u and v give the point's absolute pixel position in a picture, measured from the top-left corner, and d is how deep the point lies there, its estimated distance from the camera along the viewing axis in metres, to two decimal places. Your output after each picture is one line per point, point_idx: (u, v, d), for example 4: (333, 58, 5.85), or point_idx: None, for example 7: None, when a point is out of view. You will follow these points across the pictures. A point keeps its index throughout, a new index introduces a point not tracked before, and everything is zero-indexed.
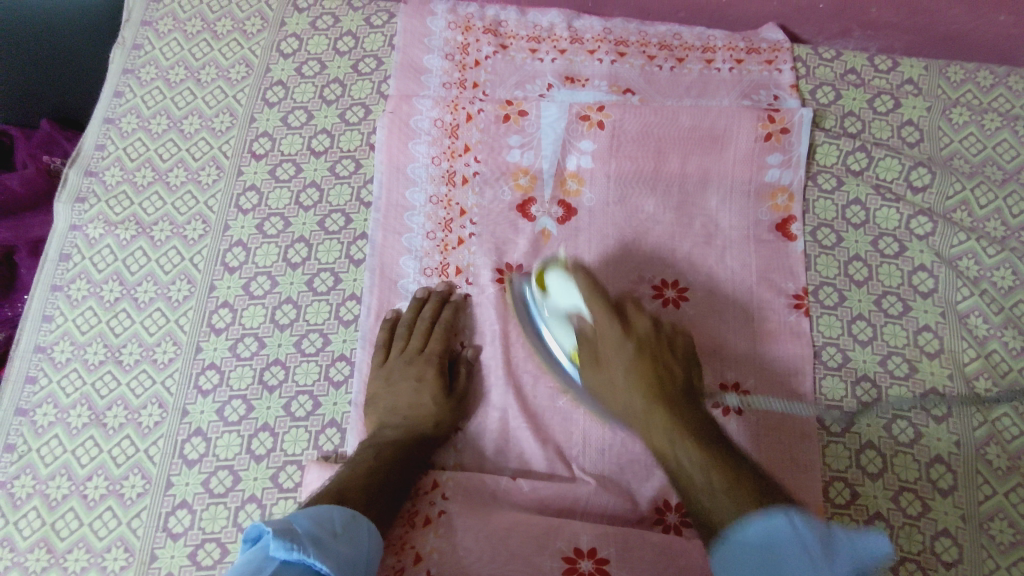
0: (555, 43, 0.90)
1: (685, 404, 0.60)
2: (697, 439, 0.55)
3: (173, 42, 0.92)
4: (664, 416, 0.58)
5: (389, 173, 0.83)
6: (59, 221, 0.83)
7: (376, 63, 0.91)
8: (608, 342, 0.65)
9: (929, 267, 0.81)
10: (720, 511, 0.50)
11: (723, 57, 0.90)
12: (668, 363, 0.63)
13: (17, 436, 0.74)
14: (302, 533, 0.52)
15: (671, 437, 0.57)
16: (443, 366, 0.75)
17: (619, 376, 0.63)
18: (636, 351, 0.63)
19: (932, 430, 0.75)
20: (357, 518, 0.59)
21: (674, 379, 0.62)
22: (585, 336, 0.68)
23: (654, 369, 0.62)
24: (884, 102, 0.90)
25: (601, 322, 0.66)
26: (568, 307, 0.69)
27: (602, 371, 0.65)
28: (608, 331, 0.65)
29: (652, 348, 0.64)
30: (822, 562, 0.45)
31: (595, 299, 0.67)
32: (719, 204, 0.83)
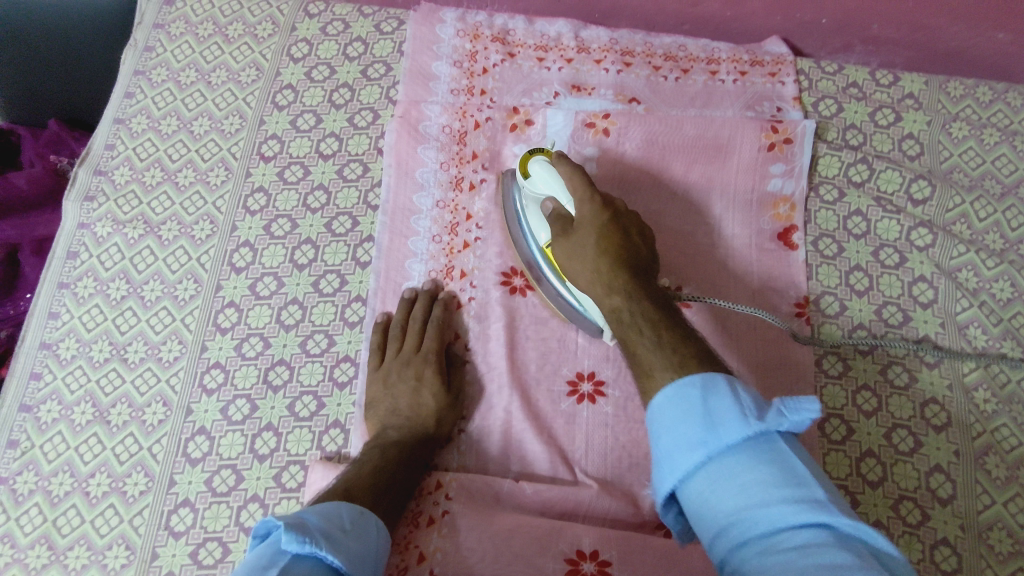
0: (562, 52, 0.91)
1: (645, 281, 0.63)
2: (653, 318, 0.58)
3: (185, 45, 0.93)
4: (625, 286, 0.61)
5: (397, 177, 0.84)
6: (68, 219, 0.83)
7: (385, 69, 0.92)
8: (580, 218, 0.67)
9: (929, 277, 0.82)
10: (661, 364, 0.52)
11: (728, 69, 0.91)
12: (635, 246, 0.66)
13: (20, 432, 0.74)
14: (312, 527, 0.52)
15: (628, 303, 0.60)
16: (440, 363, 0.75)
17: (587, 249, 0.65)
18: (605, 225, 0.66)
19: (932, 439, 0.75)
20: (362, 516, 0.59)
21: (639, 259, 0.65)
22: (560, 216, 0.70)
23: (620, 247, 0.65)
24: (885, 115, 0.91)
25: (576, 198, 0.68)
26: (545, 192, 0.71)
27: (571, 241, 0.67)
28: (582, 208, 0.68)
29: (621, 228, 0.67)
30: (751, 415, 0.45)
31: (572, 177, 0.69)
32: (722, 213, 0.84)
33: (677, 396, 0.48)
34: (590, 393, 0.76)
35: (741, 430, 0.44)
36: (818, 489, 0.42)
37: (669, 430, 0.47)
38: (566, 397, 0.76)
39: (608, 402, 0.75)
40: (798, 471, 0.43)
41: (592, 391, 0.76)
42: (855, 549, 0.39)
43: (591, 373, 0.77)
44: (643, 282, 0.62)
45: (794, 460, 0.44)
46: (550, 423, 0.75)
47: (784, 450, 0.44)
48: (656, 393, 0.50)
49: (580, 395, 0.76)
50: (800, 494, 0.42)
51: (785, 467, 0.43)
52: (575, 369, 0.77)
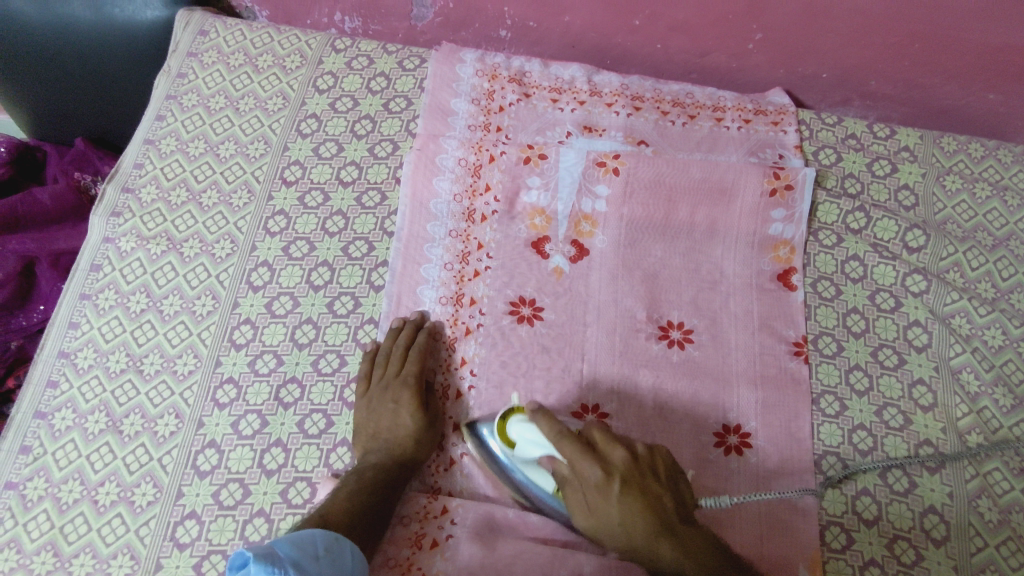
0: (576, 95, 0.96)
1: (677, 530, 0.60)
2: (709, 571, 0.59)
3: (216, 73, 0.97)
4: (668, 549, 0.59)
5: (413, 206, 0.87)
6: (94, 233, 0.86)
7: (406, 104, 0.96)
8: (591, 490, 0.62)
9: (923, 323, 0.85)
10: None
11: (732, 117, 0.95)
12: (647, 475, 0.63)
13: (33, 438, 0.76)
14: (283, 557, 0.53)
15: (681, 573, 0.59)
16: (417, 386, 0.76)
17: (612, 525, 0.61)
18: (619, 490, 0.61)
19: (926, 480, 0.77)
20: (338, 541, 0.60)
21: (661, 502, 0.61)
22: (565, 481, 0.64)
23: (644, 502, 0.61)
24: (882, 166, 0.95)
25: (577, 465, 0.62)
26: (541, 456, 0.67)
27: (590, 514, 0.62)
28: (587, 472, 0.62)
29: (635, 478, 0.62)
30: None
31: (566, 445, 0.63)
32: (725, 253, 0.87)
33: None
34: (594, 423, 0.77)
35: None
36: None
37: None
38: None
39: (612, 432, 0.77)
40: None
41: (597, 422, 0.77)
42: None
43: (596, 405, 0.78)
44: (675, 533, 0.60)
45: None
46: None
47: None
48: None
49: None
50: None
51: None
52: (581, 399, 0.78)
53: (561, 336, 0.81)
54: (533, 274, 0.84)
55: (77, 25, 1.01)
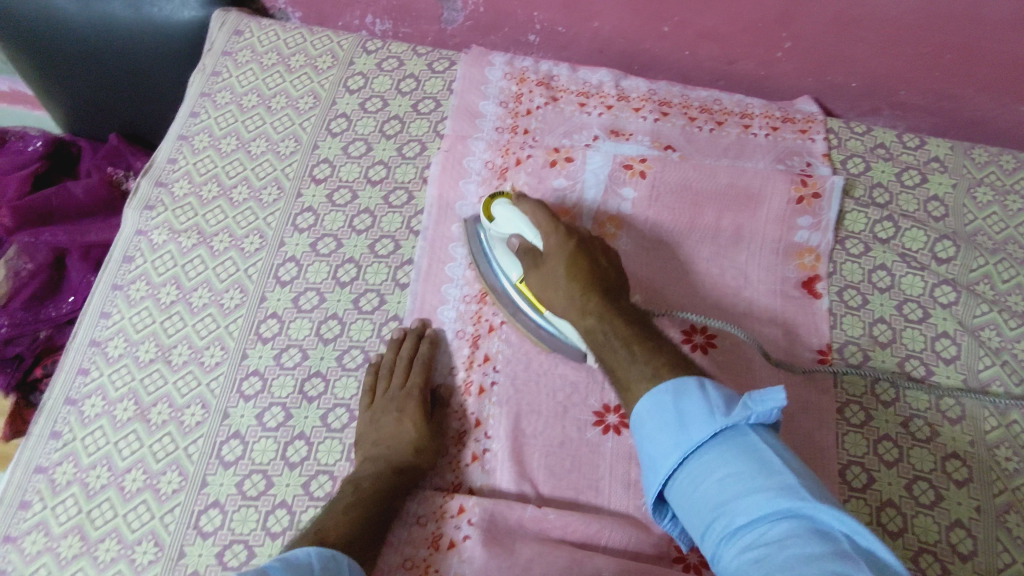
0: (603, 99, 0.96)
1: (611, 297, 0.69)
2: (628, 323, 0.66)
3: (249, 72, 0.99)
4: (597, 304, 0.68)
5: (439, 207, 0.88)
6: (127, 226, 0.88)
7: (435, 105, 0.97)
8: (550, 250, 0.73)
9: (952, 334, 0.84)
10: (637, 384, 0.60)
11: (760, 124, 0.95)
12: (596, 257, 0.73)
13: (63, 424, 0.77)
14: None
15: (601, 320, 0.67)
16: (422, 399, 0.76)
17: (558, 280, 0.71)
18: (571, 252, 0.72)
19: (953, 493, 0.76)
20: (335, 560, 0.60)
21: (603, 275, 0.71)
22: (531, 253, 0.75)
23: (588, 267, 0.71)
24: (911, 176, 0.94)
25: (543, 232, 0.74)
26: (512, 232, 0.77)
27: (544, 274, 0.73)
28: (549, 236, 0.74)
29: (587, 249, 0.73)
30: (718, 415, 0.54)
31: (539, 215, 0.75)
32: (750, 258, 0.87)
33: (673, 396, 0.56)
34: (615, 425, 0.76)
35: (708, 427, 0.54)
36: (789, 474, 0.49)
37: (655, 431, 0.56)
38: (591, 427, 0.76)
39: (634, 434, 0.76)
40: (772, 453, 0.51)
41: (618, 423, 0.76)
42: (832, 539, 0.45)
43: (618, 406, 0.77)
44: (608, 296, 0.69)
45: (770, 453, 0.51)
46: (577, 451, 0.75)
47: (751, 442, 0.52)
48: (637, 403, 0.59)
49: (605, 426, 0.76)
50: (770, 483, 0.49)
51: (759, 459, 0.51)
52: (603, 401, 0.77)
53: None
54: None
55: (115, 26, 1.03)
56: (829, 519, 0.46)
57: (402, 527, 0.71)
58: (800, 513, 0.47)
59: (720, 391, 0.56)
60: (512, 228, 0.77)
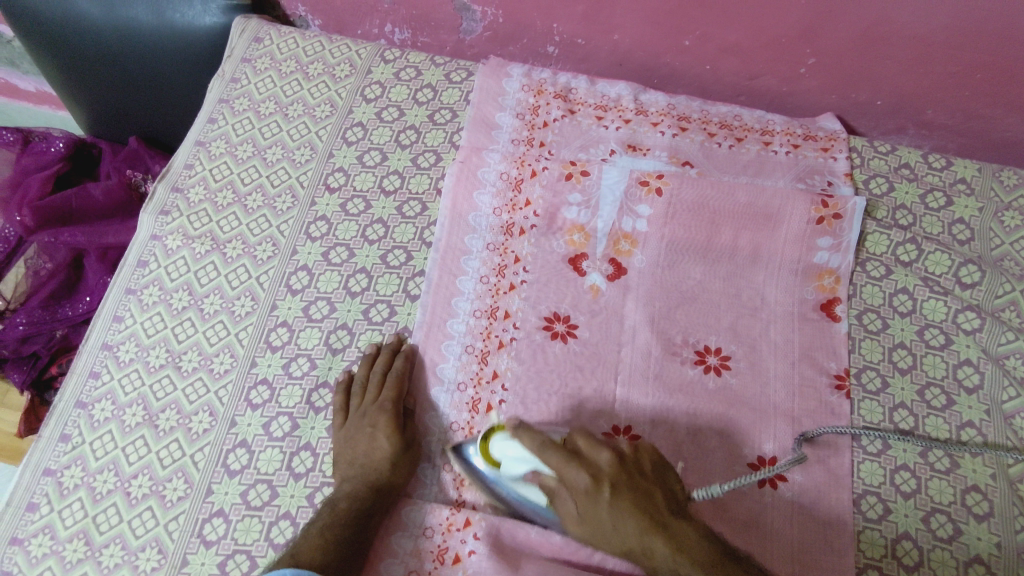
0: (621, 113, 0.95)
1: (670, 529, 0.62)
2: (701, 564, 0.60)
3: (268, 79, 0.99)
4: (663, 547, 0.61)
5: (452, 218, 0.87)
6: (143, 230, 0.89)
7: (451, 115, 0.97)
8: (579, 497, 0.63)
9: (975, 362, 0.82)
10: None
11: (781, 141, 0.93)
12: (636, 481, 0.64)
13: (73, 427, 0.78)
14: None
15: (674, 569, 0.60)
16: (394, 412, 0.74)
17: (605, 530, 0.62)
18: (608, 495, 0.62)
19: (973, 527, 0.73)
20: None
21: (652, 504, 0.63)
22: (553, 491, 0.65)
23: (635, 505, 0.62)
24: (936, 198, 0.92)
25: (563, 476, 0.63)
26: (524, 471, 0.66)
27: (584, 520, 0.63)
28: (575, 479, 0.63)
29: (622, 478, 0.63)
30: None
31: (549, 455, 0.63)
32: (767, 279, 0.85)
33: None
34: None
35: None
36: None
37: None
38: None
39: None
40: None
41: None
42: None
43: (627, 427, 0.76)
44: (667, 529, 0.61)
45: None
46: None
47: None
48: None
49: None
50: None
51: None
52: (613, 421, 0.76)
53: (595, 354, 0.80)
54: (570, 290, 0.83)
55: (137, 31, 1.04)
56: None
57: (407, 539, 0.70)
58: None
59: None
60: (523, 467, 0.66)
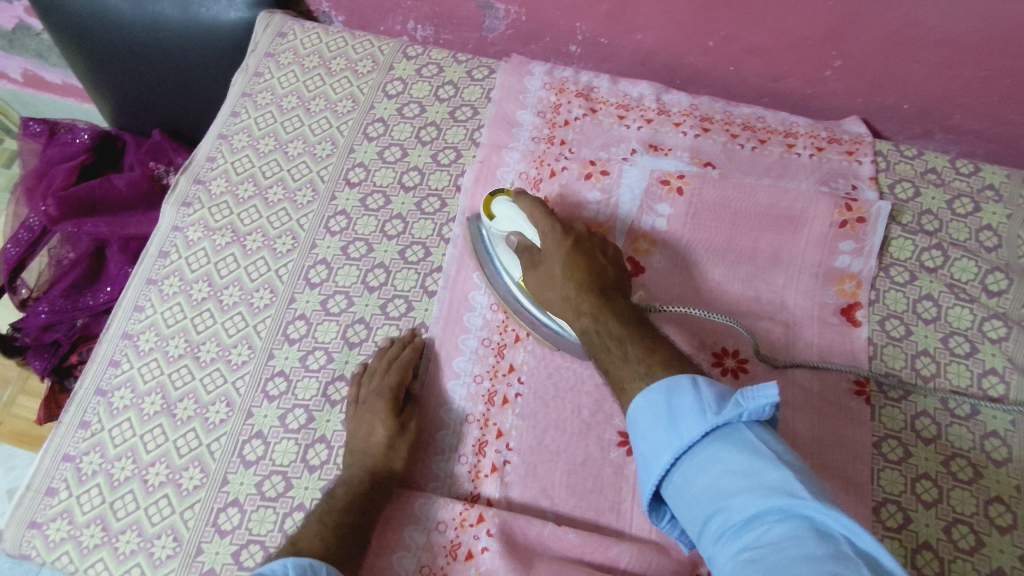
0: (643, 112, 0.94)
1: (609, 296, 0.68)
2: (618, 321, 0.64)
3: (290, 74, 1.00)
4: (591, 304, 0.67)
5: (471, 215, 0.87)
6: (164, 221, 0.90)
7: (472, 112, 0.96)
8: (546, 249, 0.72)
9: (1000, 372, 0.80)
10: (633, 381, 0.58)
11: (805, 143, 0.92)
12: (596, 257, 0.71)
13: (92, 414, 0.78)
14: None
15: (595, 318, 0.65)
16: (393, 397, 0.74)
17: (557, 277, 0.70)
18: (569, 252, 0.70)
19: (995, 539, 0.72)
20: (313, 569, 0.57)
21: (604, 272, 0.70)
22: (528, 254, 0.74)
23: (587, 266, 0.69)
24: (964, 204, 0.90)
25: (541, 231, 0.73)
26: (511, 232, 0.75)
27: (542, 274, 0.71)
28: (546, 237, 0.72)
29: (585, 245, 0.72)
30: (709, 410, 0.50)
31: (536, 216, 0.73)
32: (788, 282, 0.84)
33: (666, 392, 0.53)
34: None
35: (699, 424, 0.50)
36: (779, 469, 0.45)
37: (646, 430, 0.53)
38: (616, 446, 0.75)
39: None
40: (773, 450, 0.47)
41: None
42: (829, 540, 0.41)
43: None
44: (605, 295, 0.67)
45: (758, 444, 0.48)
46: (600, 471, 0.73)
47: (743, 432, 0.49)
48: (633, 399, 0.56)
49: (631, 446, 0.75)
50: (761, 483, 0.45)
51: (751, 452, 0.47)
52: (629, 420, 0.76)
53: None
54: None
55: (162, 24, 1.05)
56: (826, 518, 0.42)
57: (420, 532, 0.70)
58: (796, 510, 0.43)
59: (712, 384, 0.53)
60: (509, 225, 0.75)
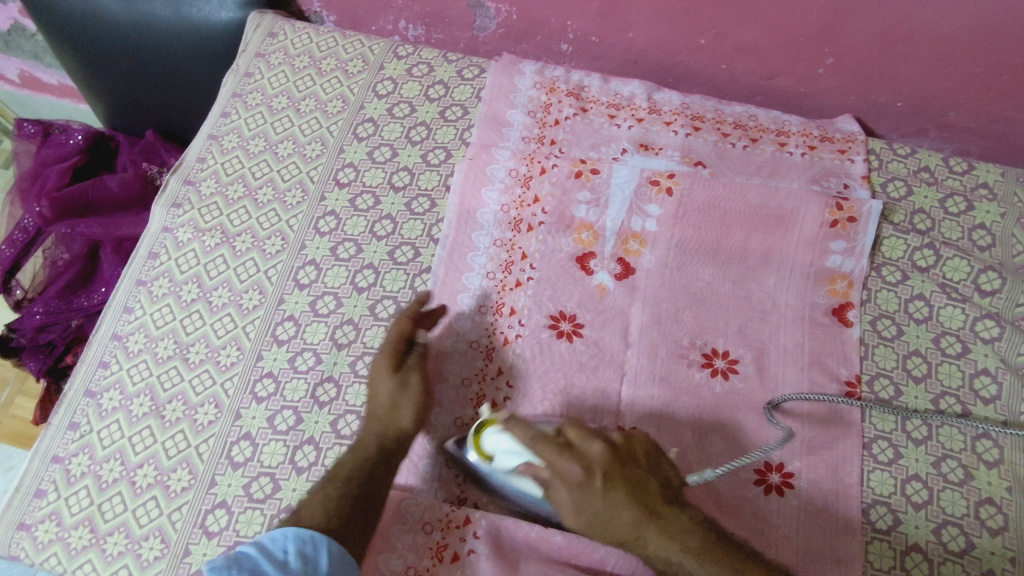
0: (634, 111, 0.94)
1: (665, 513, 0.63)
2: (693, 547, 0.62)
3: (281, 74, 1.00)
4: (657, 538, 0.62)
5: (460, 215, 0.87)
6: (154, 222, 0.90)
7: (462, 112, 0.96)
8: (571, 484, 0.63)
9: (992, 372, 0.80)
10: None
11: (797, 142, 0.92)
12: (632, 469, 0.64)
13: (81, 415, 0.79)
14: (243, 565, 0.58)
15: (664, 547, 0.62)
16: (399, 360, 0.74)
17: (602, 516, 0.62)
18: (603, 481, 0.63)
19: (986, 542, 0.71)
20: (312, 542, 0.61)
21: (648, 489, 0.63)
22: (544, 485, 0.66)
23: (630, 491, 0.63)
24: (956, 203, 0.90)
25: (555, 463, 0.63)
26: (515, 464, 0.67)
27: (579, 511, 0.63)
28: (568, 471, 0.63)
29: (614, 468, 0.64)
30: None
31: (540, 448, 0.64)
32: (777, 282, 0.83)
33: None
34: None
35: None
36: None
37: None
38: None
39: None
40: None
41: None
42: None
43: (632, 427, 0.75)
44: (662, 518, 0.63)
45: None
46: None
47: None
48: None
49: None
50: None
51: None
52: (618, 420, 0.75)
53: (600, 354, 0.79)
54: (576, 290, 0.82)
55: (153, 24, 1.05)
56: None
57: (406, 534, 0.70)
58: None
59: None
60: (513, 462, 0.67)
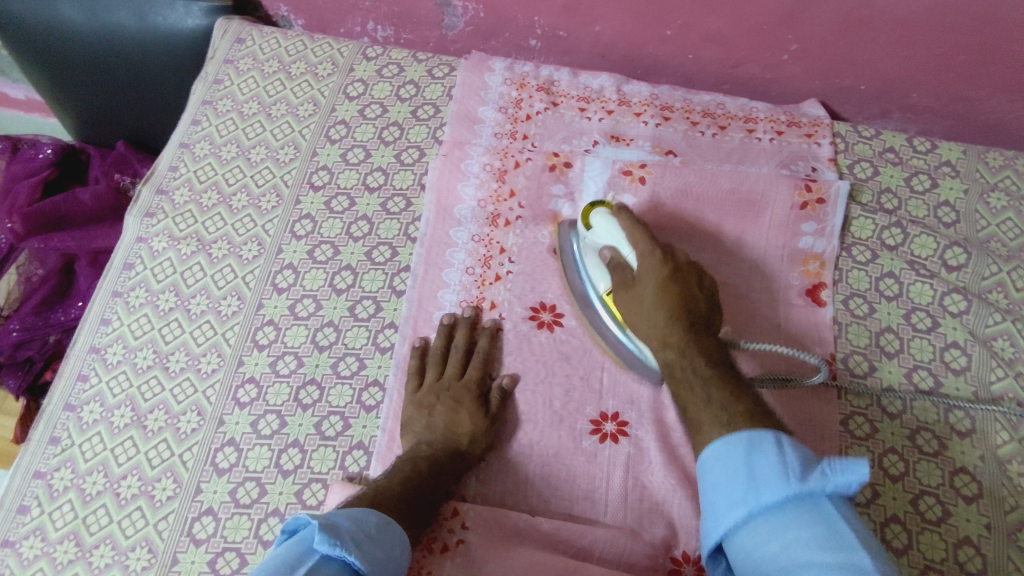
0: (604, 104, 0.95)
1: (700, 336, 0.69)
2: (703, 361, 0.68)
3: (250, 80, 1.00)
4: (681, 339, 0.69)
5: (437, 212, 0.87)
6: (128, 233, 0.89)
7: (434, 111, 0.97)
8: (643, 270, 0.74)
9: (962, 344, 0.82)
10: (707, 421, 0.60)
11: (765, 128, 0.93)
12: (694, 296, 0.72)
13: (62, 430, 0.78)
14: (344, 531, 0.53)
15: (683, 352, 0.67)
16: (480, 392, 0.76)
17: (648, 304, 0.72)
18: (666, 279, 0.73)
19: (962, 510, 0.73)
20: (387, 525, 0.59)
21: (697, 308, 0.71)
22: (620, 270, 0.76)
23: (679, 296, 0.71)
24: (921, 181, 0.92)
25: (639, 251, 0.75)
26: (607, 245, 0.78)
27: (634, 291, 0.74)
28: (646, 259, 0.74)
29: (684, 278, 0.73)
30: (793, 476, 0.51)
31: (635, 233, 0.76)
32: (752, 265, 0.84)
33: (747, 450, 0.55)
34: (613, 432, 0.75)
35: (781, 489, 0.51)
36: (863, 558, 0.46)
37: (720, 482, 0.55)
38: (589, 435, 0.75)
39: (632, 442, 0.75)
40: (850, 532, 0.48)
41: (616, 431, 0.75)
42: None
43: (615, 413, 0.76)
44: (697, 329, 0.70)
45: (837, 519, 0.49)
46: (572, 462, 0.74)
47: (825, 505, 0.50)
48: (705, 447, 0.58)
49: (603, 434, 0.75)
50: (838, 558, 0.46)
51: (826, 527, 0.48)
52: (599, 409, 0.76)
53: (581, 343, 0.80)
54: (554, 281, 0.83)
55: (119, 34, 1.05)
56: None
57: None
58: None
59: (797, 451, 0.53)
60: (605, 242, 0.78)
